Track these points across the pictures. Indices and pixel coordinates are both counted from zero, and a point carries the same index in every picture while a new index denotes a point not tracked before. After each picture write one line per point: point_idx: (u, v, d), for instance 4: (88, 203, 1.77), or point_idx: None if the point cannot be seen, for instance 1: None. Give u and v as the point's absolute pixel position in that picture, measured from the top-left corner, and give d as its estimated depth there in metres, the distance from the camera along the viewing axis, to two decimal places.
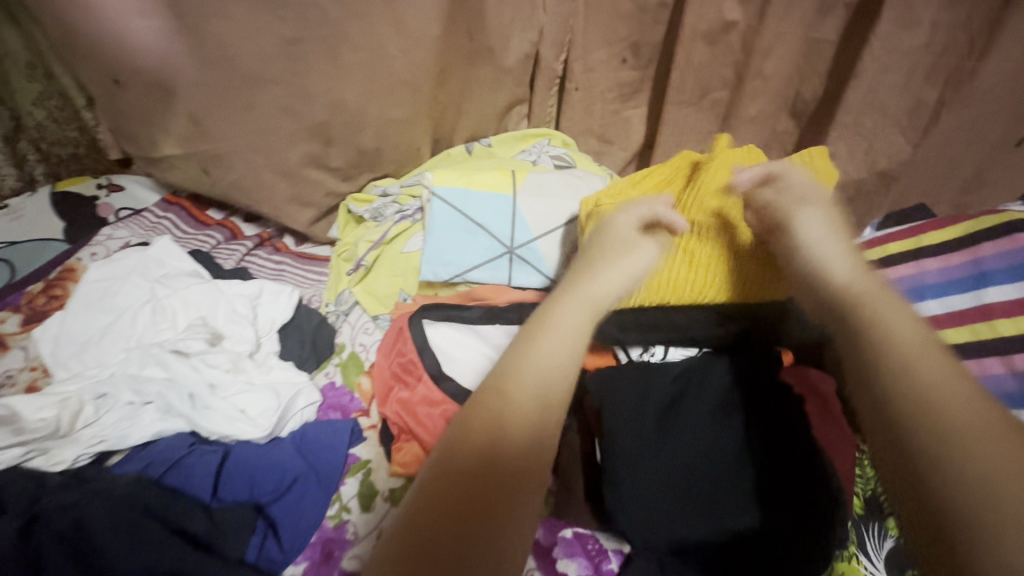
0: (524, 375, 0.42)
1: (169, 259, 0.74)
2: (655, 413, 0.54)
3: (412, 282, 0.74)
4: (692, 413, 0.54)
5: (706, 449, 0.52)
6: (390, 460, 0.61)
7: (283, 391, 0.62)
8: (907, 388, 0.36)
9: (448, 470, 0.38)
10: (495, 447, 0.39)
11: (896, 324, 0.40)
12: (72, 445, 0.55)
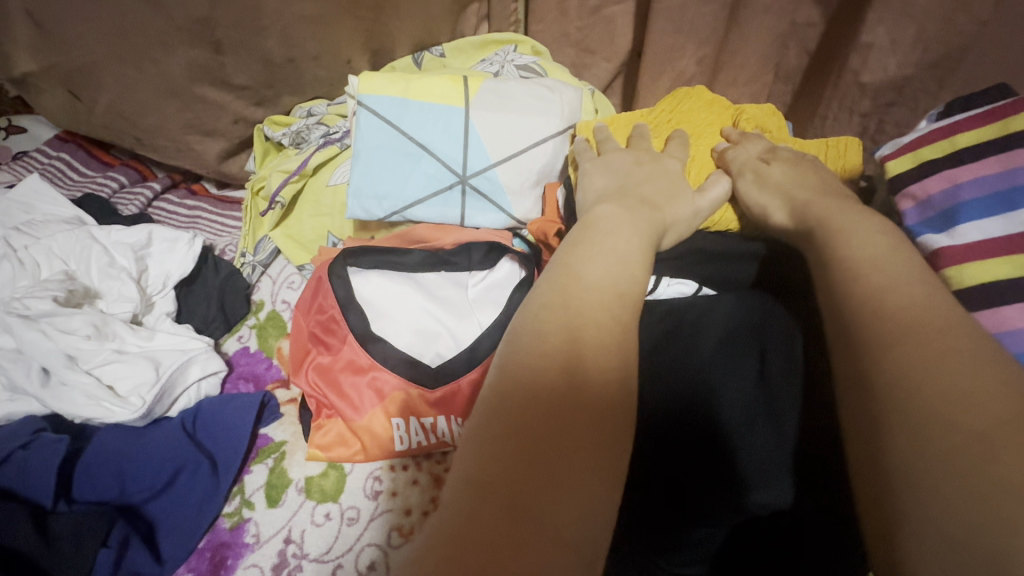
0: (570, 296, 0.29)
1: (40, 203, 0.60)
2: (695, 356, 0.41)
3: (342, 224, 0.61)
4: (738, 358, 0.41)
5: (749, 404, 0.39)
6: (308, 440, 0.49)
7: (166, 361, 0.49)
8: (847, 298, 0.30)
9: (476, 443, 0.24)
10: (546, 394, 0.25)
11: (865, 231, 0.34)
12: None
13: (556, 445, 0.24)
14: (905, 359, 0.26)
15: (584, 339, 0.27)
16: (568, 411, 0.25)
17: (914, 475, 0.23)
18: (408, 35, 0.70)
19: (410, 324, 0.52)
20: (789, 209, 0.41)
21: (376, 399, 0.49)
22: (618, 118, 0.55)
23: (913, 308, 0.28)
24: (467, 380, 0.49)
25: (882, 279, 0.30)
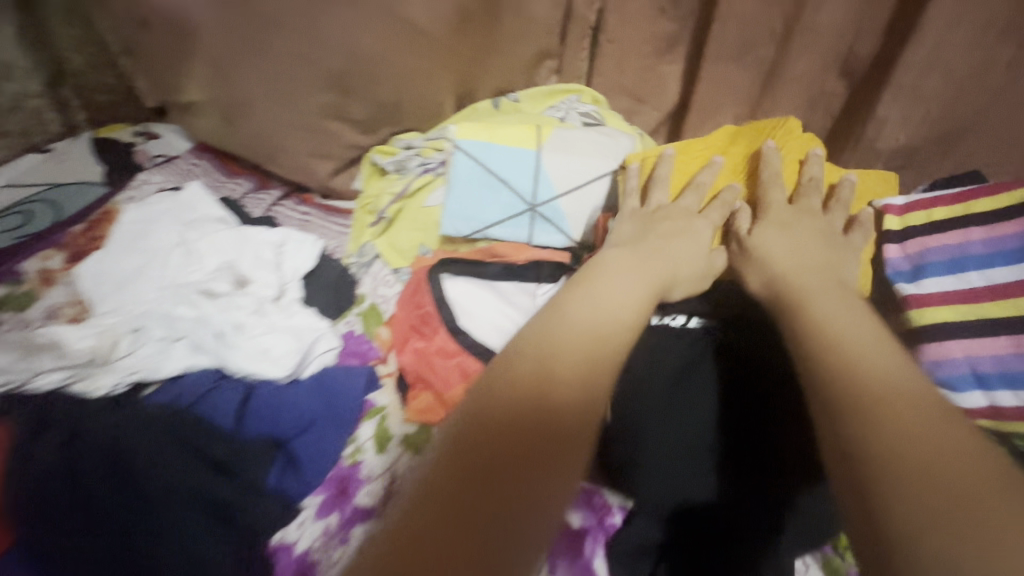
0: (555, 339, 0.41)
1: (201, 205, 0.75)
2: (659, 383, 0.54)
3: (433, 237, 0.74)
4: (687, 392, 0.54)
5: (699, 424, 0.53)
6: (406, 407, 0.63)
7: (304, 336, 0.65)
8: (826, 373, 0.39)
9: (456, 440, 0.36)
10: (517, 428, 0.36)
11: (823, 302, 0.46)
12: (112, 372, 0.59)
13: (519, 452, 0.35)
14: (858, 385, 0.38)
15: (553, 377, 0.39)
16: (535, 425, 0.36)
17: (861, 456, 0.34)
18: (493, 84, 0.84)
19: (489, 322, 0.65)
20: (764, 278, 0.53)
21: (461, 378, 0.62)
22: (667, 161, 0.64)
23: (859, 348, 0.40)
24: None
25: (838, 357, 0.40)
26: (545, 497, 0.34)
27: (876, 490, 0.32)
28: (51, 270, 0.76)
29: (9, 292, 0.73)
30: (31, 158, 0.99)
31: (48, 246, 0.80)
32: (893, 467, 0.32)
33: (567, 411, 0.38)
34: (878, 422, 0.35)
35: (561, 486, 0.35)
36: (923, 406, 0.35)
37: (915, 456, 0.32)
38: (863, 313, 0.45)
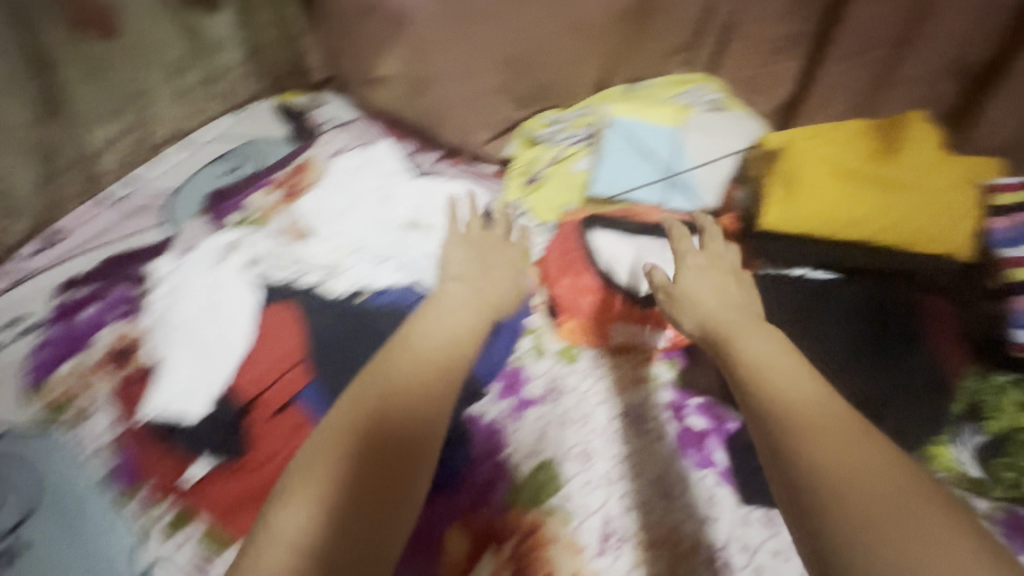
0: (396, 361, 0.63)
1: (390, 160, 0.94)
2: (792, 311, 0.68)
3: (577, 196, 0.88)
4: (822, 318, 0.67)
5: (837, 342, 0.65)
6: (556, 328, 0.79)
7: (481, 266, 0.82)
8: (778, 409, 0.54)
9: (347, 449, 0.55)
10: (377, 419, 0.57)
11: (748, 342, 0.62)
12: (343, 281, 0.77)
13: (375, 463, 0.55)
14: (816, 458, 0.49)
15: (383, 389, 0.60)
16: (376, 438, 0.57)
17: (822, 521, 0.46)
18: (631, 71, 0.97)
19: (627, 268, 0.79)
20: (696, 321, 0.67)
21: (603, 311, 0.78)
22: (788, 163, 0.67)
23: (822, 430, 0.51)
24: (663, 305, 0.77)
25: (778, 384, 0.56)
26: (403, 497, 0.55)
27: (853, 554, 0.43)
28: (271, 204, 0.97)
29: (243, 219, 0.95)
30: (223, 118, 1.15)
31: (262, 188, 1.01)
32: (842, 524, 0.45)
33: (393, 427, 0.58)
34: (832, 489, 0.47)
35: (417, 468, 0.57)
36: (873, 470, 0.48)
37: (862, 516, 0.45)
38: (805, 376, 0.57)
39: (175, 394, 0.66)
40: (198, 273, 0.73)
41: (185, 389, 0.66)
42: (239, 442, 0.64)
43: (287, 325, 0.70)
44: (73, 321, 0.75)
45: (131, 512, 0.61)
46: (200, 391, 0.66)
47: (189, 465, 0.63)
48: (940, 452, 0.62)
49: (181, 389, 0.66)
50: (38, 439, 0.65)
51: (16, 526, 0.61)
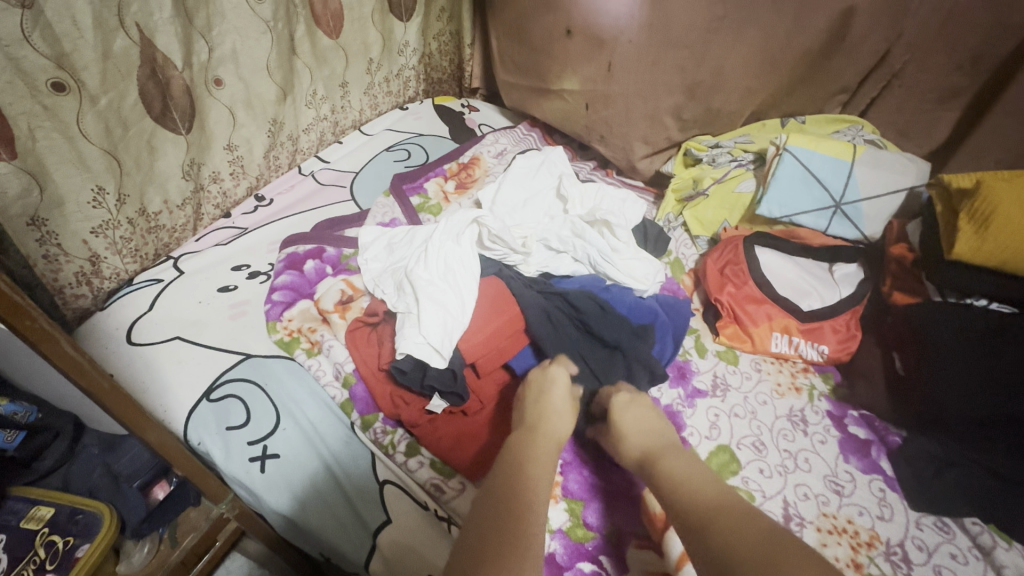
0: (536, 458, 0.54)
1: (561, 164, 1.04)
2: (948, 335, 0.70)
3: (736, 216, 0.97)
4: (989, 351, 0.68)
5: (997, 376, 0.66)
6: (717, 332, 0.85)
7: (653, 264, 0.88)
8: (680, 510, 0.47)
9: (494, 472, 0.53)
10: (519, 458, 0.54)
11: (677, 459, 0.54)
12: (532, 264, 0.87)
13: (518, 513, 0.47)
14: (715, 543, 0.42)
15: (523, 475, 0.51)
16: (505, 519, 0.46)
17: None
18: (789, 108, 1.04)
19: (790, 284, 0.85)
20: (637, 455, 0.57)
21: (767, 321, 0.83)
22: (980, 208, 0.70)
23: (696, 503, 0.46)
24: (828, 322, 0.82)
25: (677, 477, 0.51)
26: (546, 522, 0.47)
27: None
28: (446, 192, 1.08)
29: (423, 202, 1.05)
30: (395, 112, 1.32)
31: (436, 176, 1.11)
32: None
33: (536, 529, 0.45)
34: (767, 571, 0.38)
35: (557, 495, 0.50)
36: (759, 539, 0.41)
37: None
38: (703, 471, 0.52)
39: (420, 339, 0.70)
40: (432, 241, 0.82)
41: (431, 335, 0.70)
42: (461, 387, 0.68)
43: (498, 296, 0.78)
44: (299, 271, 0.86)
45: (368, 438, 0.68)
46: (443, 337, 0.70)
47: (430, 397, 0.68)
48: None
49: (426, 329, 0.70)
50: (279, 362, 0.76)
51: (261, 438, 0.68)
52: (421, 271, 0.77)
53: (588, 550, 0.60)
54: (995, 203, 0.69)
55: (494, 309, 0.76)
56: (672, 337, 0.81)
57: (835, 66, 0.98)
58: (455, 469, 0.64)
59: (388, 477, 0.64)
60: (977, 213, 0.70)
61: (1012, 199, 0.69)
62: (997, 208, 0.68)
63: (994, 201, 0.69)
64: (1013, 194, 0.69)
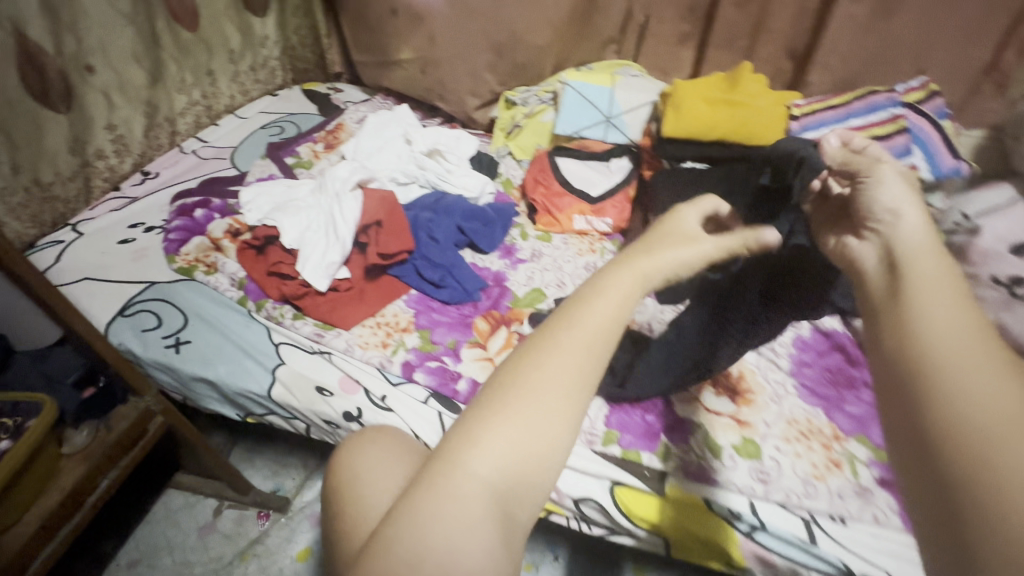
0: (595, 301, 0.37)
1: (407, 117, 1.28)
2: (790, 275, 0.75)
3: (546, 139, 1.26)
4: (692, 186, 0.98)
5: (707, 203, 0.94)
6: (536, 222, 1.13)
7: (482, 179, 1.14)
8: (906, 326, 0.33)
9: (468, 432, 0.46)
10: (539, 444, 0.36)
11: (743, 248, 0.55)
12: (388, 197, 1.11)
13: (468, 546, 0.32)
14: (934, 404, 0.29)
15: (563, 336, 0.36)
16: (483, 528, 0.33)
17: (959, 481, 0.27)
18: (579, 58, 1.35)
19: (581, 181, 1.16)
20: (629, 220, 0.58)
21: (568, 207, 1.13)
22: (673, 102, 1.03)
23: (994, 433, 0.27)
24: (612, 199, 1.13)
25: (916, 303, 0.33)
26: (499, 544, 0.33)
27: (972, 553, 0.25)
28: (316, 152, 1.28)
29: (297, 161, 1.24)
30: (266, 98, 1.50)
31: (306, 141, 1.31)
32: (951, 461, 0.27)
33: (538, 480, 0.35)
34: (979, 443, 0.27)
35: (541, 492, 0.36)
36: (995, 412, 0.27)
37: (951, 444, 0.28)
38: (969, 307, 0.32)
39: (314, 262, 0.89)
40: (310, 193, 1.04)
41: (319, 255, 0.90)
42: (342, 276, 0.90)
43: (382, 203, 0.97)
44: (191, 217, 1.04)
45: (262, 315, 0.88)
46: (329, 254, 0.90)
47: (315, 279, 0.88)
48: None
49: (321, 253, 0.90)
50: (181, 282, 0.93)
51: (174, 332, 0.86)
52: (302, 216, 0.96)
53: (434, 354, 0.83)
54: (680, 96, 1.02)
55: (384, 210, 0.96)
56: (500, 227, 1.08)
57: (600, 22, 1.30)
58: (334, 322, 0.86)
59: (282, 338, 0.85)
60: (672, 106, 1.03)
61: (689, 93, 1.02)
62: (682, 101, 1.02)
63: (679, 97, 1.02)
64: (691, 91, 1.02)
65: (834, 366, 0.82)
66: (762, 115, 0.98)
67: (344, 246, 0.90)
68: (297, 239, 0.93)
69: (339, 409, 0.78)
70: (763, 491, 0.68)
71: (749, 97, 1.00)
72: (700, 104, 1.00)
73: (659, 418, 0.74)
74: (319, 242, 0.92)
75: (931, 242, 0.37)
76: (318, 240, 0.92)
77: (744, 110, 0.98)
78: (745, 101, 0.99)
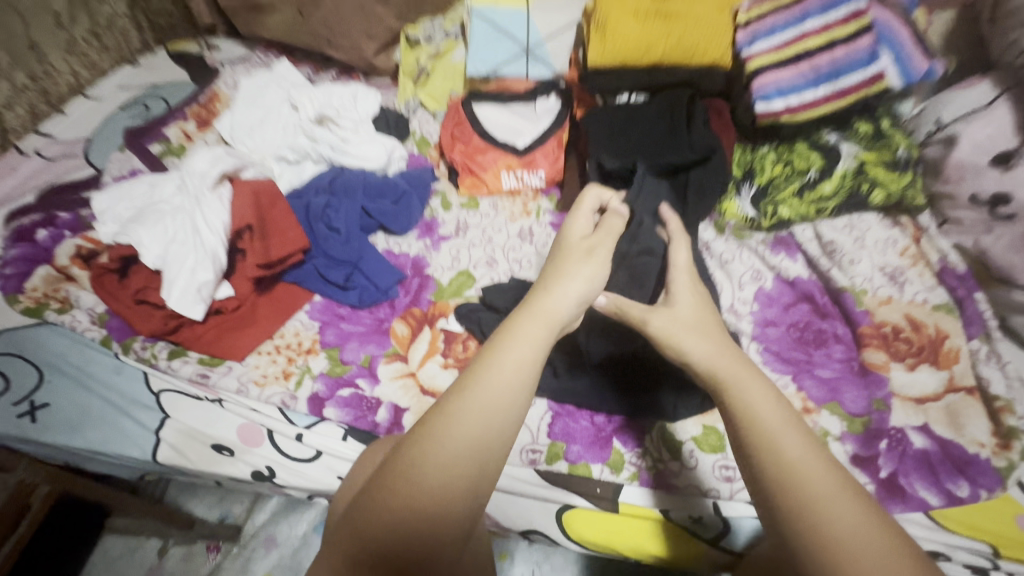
0: (513, 353, 0.40)
1: (289, 74, 1.07)
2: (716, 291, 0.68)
3: (460, 83, 1.06)
4: (634, 126, 0.83)
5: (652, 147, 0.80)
6: (459, 186, 0.96)
7: (387, 144, 0.96)
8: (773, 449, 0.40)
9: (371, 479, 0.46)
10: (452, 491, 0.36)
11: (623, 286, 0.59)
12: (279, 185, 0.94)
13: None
14: (807, 515, 0.37)
15: (477, 384, 0.39)
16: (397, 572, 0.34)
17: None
18: None
19: (507, 130, 0.99)
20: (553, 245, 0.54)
21: (494, 165, 0.95)
22: (598, 21, 0.83)
23: (848, 534, 0.36)
24: (543, 148, 0.96)
25: (747, 409, 0.43)
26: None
27: None
28: (189, 133, 1.06)
29: (166, 148, 1.03)
30: (123, 68, 1.24)
31: (176, 120, 1.08)
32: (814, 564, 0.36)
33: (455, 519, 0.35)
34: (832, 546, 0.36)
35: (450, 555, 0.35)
36: (855, 525, 0.36)
37: (828, 545, 0.36)
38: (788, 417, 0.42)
39: (181, 284, 0.72)
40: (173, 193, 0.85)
41: (188, 273, 0.72)
42: (225, 298, 0.75)
43: (257, 197, 0.79)
44: (32, 242, 0.84)
45: (131, 358, 0.72)
46: (199, 274, 0.72)
47: (183, 306, 0.71)
48: (727, 203, 0.83)
49: (190, 271, 0.73)
50: (27, 328, 0.75)
51: (27, 395, 0.70)
52: (163, 226, 0.77)
53: (347, 379, 0.70)
54: (605, 12, 0.82)
55: (261, 206, 0.79)
56: (414, 200, 0.91)
57: None
58: (222, 355, 0.72)
59: (162, 385, 0.70)
60: (597, 26, 0.84)
61: (615, 7, 0.82)
62: (610, 18, 0.82)
63: (604, 14, 0.82)
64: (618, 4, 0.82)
65: (801, 321, 0.73)
66: (704, 30, 0.81)
67: (215, 259, 0.73)
68: (161, 255, 0.76)
69: (247, 468, 0.67)
70: (729, 491, 0.59)
71: (687, 6, 0.82)
72: (630, 21, 0.82)
73: (611, 417, 0.64)
74: (185, 256, 0.74)
75: (738, 362, 0.47)
76: (183, 253, 0.74)
77: (681, 26, 0.81)
78: (681, 14, 0.81)
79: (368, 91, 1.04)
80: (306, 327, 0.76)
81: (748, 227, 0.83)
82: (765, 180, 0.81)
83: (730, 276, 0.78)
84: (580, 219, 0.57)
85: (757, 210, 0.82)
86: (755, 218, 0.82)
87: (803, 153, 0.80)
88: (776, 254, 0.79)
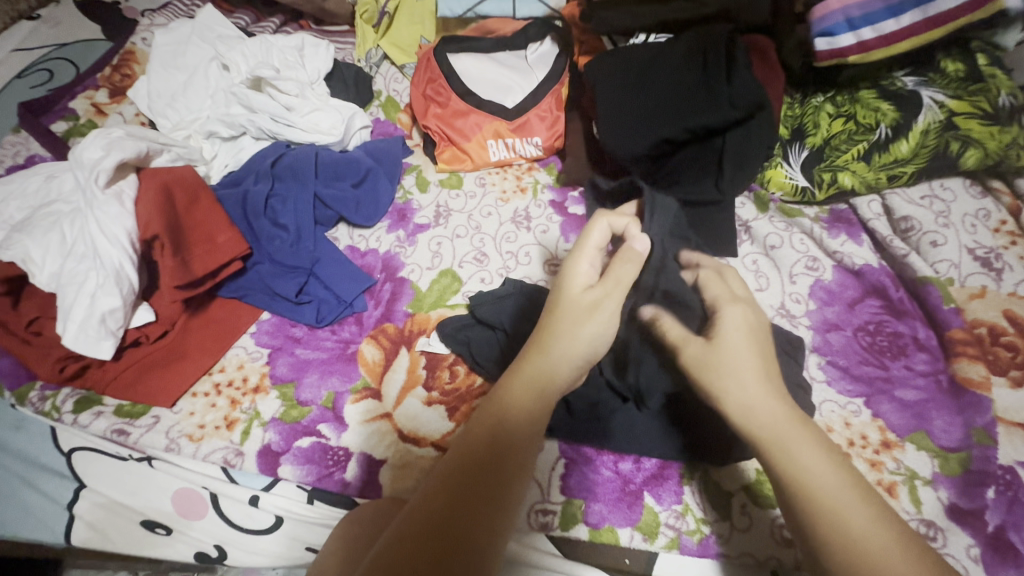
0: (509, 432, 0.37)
1: (218, 25, 0.85)
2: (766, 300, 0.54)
3: (430, 27, 0.87)
4: (652, 77, 0.65)
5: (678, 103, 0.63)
6: (436, 160, 0.77)
7: (344, 111, 0.77)
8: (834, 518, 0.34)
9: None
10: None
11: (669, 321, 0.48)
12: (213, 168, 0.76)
13: None
14: None
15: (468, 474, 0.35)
16: None
17: None
18: None
19: (492, 86, 0.81)
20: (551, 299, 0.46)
21: (477, 131, 0.77)
22: None
23: None
24: (537, 108, 0.77)
25: (801, 470, 0.36)
26: None
27: None
28: (101, 106, 0.86)
29: (72, 126, 0.83)
30: (21, 25, 1.01)
31: (84, 89, 0.88)
32: None
33: None
34: None
35: None
36: None
37: None
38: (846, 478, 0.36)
39: (80, 314, 0.55)
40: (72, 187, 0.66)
41: (86, 299, 0.56)
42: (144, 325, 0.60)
43: (170, 195, 0.61)
44: None
45: (29, 410, 0.57)
46: (98, 299, 0.55)
47: (86, 343, 0.55)
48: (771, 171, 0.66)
49: (88, 296, 0.56)
50: None
51: None
52: (53, 234, 0.59)
53: (305, 425, 0.56)
54: None
55: (179, 205, 0.61)
56: (382, 181, 0.73)
57: None
58: (144, 401, 0.57)
59: (73, 443, 0.56)
60: None
61: None
62: None
63: None
64: None
65: (871, 324, 0.58)
66: None
67: (118, 278, 0.56)
68: (52, 275, 0.58)
69: (189, 549, 0.54)
70: (794, 560, 0.47)
71: None
72: None
73: (639, 463, 0.52)
74: (83, 276, 0.57)
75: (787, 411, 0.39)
76: (79, 273, 0.57)
77: None
78: None
79: (318, 43, 0.84)
80: (250, 356, 0.60)
81: (796, 200, 0.66)
82: (823, 142, 0.64)
83: (778, 266, 0.62)
84: (584, 262, 0.47)
85: (810, 179, 0.64)
86: (809, 190, 0.65)
87: (869, 104, 0.63)
88: (834, 236, 0.64)
